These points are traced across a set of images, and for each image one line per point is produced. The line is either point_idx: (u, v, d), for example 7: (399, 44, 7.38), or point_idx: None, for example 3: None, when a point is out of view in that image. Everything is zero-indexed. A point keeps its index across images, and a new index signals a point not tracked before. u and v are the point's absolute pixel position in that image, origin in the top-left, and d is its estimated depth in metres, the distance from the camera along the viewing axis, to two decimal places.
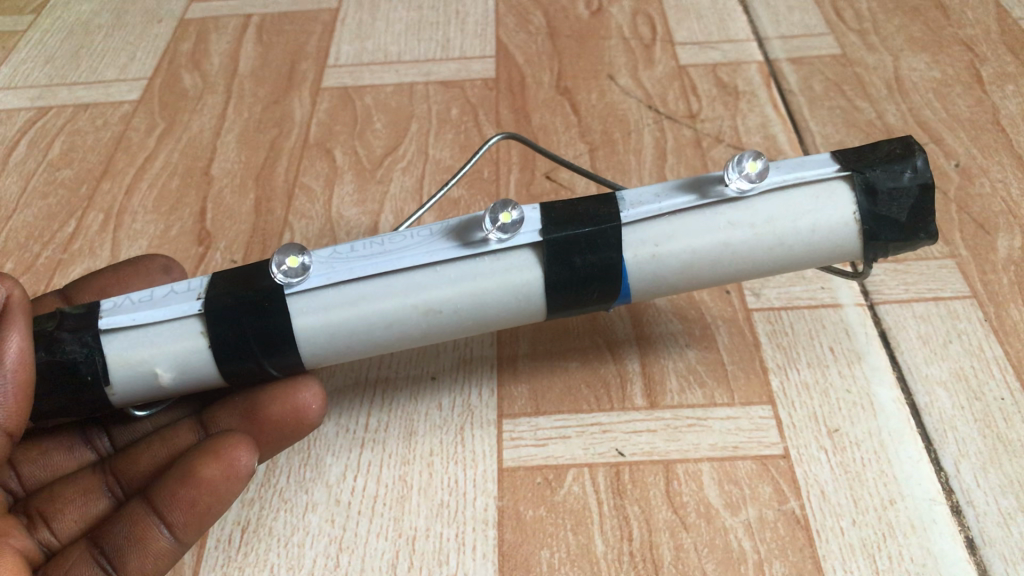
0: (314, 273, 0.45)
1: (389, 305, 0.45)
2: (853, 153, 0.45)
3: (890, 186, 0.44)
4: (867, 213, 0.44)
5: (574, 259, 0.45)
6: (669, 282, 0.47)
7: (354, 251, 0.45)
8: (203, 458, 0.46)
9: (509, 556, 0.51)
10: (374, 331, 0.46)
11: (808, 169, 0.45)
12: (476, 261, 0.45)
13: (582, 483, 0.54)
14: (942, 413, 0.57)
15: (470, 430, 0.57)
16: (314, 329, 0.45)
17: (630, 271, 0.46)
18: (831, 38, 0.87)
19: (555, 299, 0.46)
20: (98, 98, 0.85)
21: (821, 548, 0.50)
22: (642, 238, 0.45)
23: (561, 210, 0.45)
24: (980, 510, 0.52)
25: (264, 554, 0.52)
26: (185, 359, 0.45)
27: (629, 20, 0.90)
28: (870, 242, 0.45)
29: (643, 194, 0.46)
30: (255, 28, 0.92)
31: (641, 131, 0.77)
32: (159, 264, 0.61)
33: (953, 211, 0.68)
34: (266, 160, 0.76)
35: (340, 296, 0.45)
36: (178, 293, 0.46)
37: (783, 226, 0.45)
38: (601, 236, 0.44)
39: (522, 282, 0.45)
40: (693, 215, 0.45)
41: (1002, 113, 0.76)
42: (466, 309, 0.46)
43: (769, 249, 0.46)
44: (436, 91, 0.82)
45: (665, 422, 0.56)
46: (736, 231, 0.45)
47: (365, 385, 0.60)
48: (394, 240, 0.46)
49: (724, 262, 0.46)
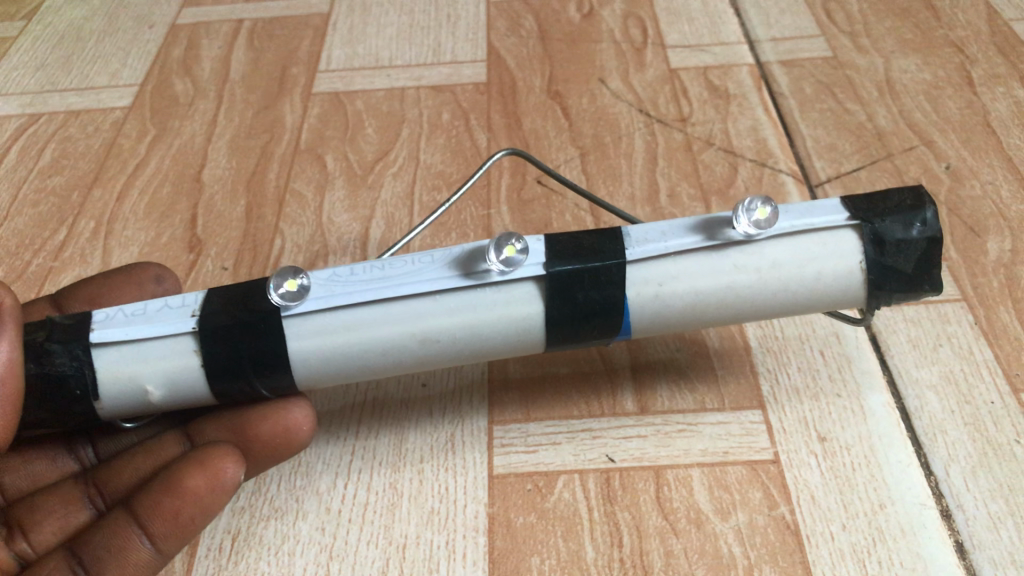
0: (312, 295, 0.45)
1: (388, 333, 0.45)
2: (863, 202, 0.45)
3: (898, 237, 0.44)
4: (873, 263, 0.44)
5: (575, 294, 0.44)
6: (671, 321, 0.47)
7: (354, 274, 0.45)
8: (188, 468, 0.47)
9: (500, 562, 0.51)
10: (371, 356, 0.46)
11: (817, 216, 0.45)
12: (475, 293, 0.45)
13: (572, 490, 0.54)
14: (931, 417, 0.57)
15: (461, 439, 0.57)
16: (313, 353, 0.45)
17: (633, 308, 0.45)
18: (822, 40, 0.87)
19: (554, 333, 0.46)
20: (89, 105, 0.85)
21: (811, 554, 0.50)
22: (646, 278, 0.45)
23: (567, 243, 0.45)
24: (969, 514, 0.52)
25: (254, 563, 0.52)
26: (176, 376, 0.45)
27: (620, 24, 0.90)
28: (875, 291, 0.45)
29: (650, 231, 0.45)
30: (246, 33, 0.92)
31: (632, 135, 0.77)
32: (150, 274, 0.61)
33: (943, 213, 0.68)
34: (257, 166, 0.76)
35: (338, 320, 0.45)
36: (174, 309, 0.45)
37: (789, 272, 0.45)
38: (604, 273, 0.44)
39: (522, 314, 0.45)
40: (700, 256, 0.45)
41: (992, 115, 0.76)
42: (463, 338, 0.46)
43: (773, 294, 0.46)
44: (427, 96, 0.83)
45: (656, 428, 0.56)
46: (741, 274, 0.45)
47: (358, 393, 0.60)
48: (395, 266, 0.45)
49: (727, 304, 0.46)
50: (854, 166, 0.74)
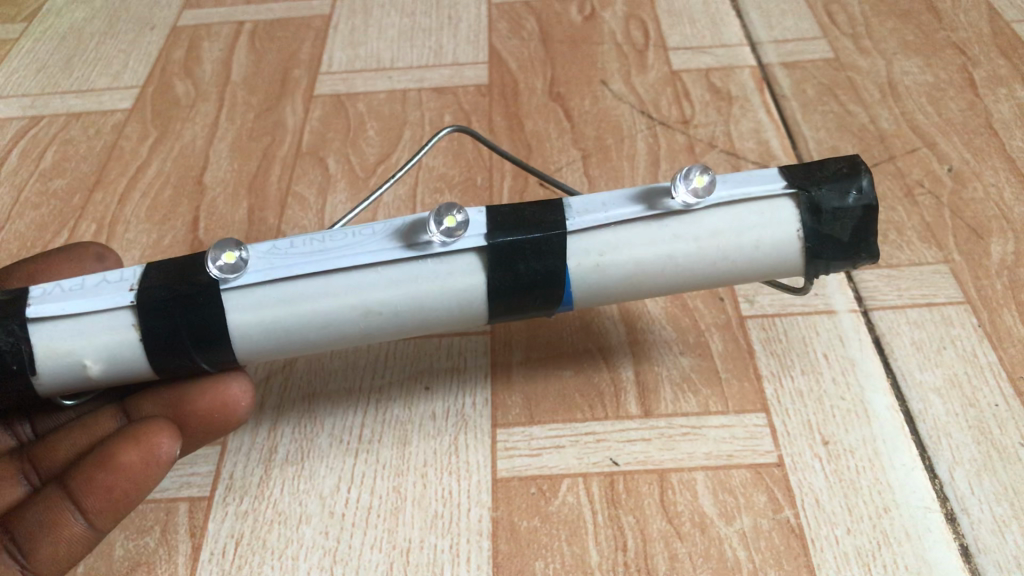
0: (251, 268, 0.42)
1: (328, 305, 0.43)
2: (800, 171, 0.43)
3: (835, 205, 0.42)
4: (810, 232, 0.43)
5: (519, 265, 0.42)
6: (610, 293, 0.45)
7: (293, 248, 0.43)
8: (122, 443, 0.47)
9: (504, 566, 0.51)
10: (312, 330, 0.44)
11: (754, 185, 0.43)
12: (417, 265, 0.43)
13: (577, 493, 0.53)
14: (936, 420, 0.57)
15: (464, 441, 0.57)
16: (247, 327, 0.43)
17: (574, 279, 0.44)
18: (824, 42, 0.87)
19: (496, 305, 0.44)
20: (90, 107, 0.85)
21: (816, 558, 0.50)
22: (586, 248, 0.43)
23: (508, 214, 0.43)
24: (974, 517, 0.52)
25: (258, 567, 0.52)
26: (115, 351, 0.43)
27: (622, 26, 0.90)
28: (813, 260, 0.44)
29: (590, 202, 0.44)
30: (247, 35, 0.92)
31: (635, 137, 0.77)
32: (93, 252, 0.61)
33: (946, 215, 0.68)
34: (259, 169, 0.76)
35: (277, 293, 0.42)
36: (111, 283, 0.43)
37: (726, 241, 0.43)
38: (545, 244, 0.42)
39: (465, 286, 0.43)
40: (642, 226, 0.43)
41: (995, 117, 0.76)
42: (407, 311, 0.44)
43: (711, 264, 0.44)
44: (429, 98, 0.82)
45: (659, 431, 0.56)
46: (680, 243, 0.43)
47: (361, 395, 0.60)
48: (336, 237, 0.43)
49: (667, 275, 0.44)
50: None
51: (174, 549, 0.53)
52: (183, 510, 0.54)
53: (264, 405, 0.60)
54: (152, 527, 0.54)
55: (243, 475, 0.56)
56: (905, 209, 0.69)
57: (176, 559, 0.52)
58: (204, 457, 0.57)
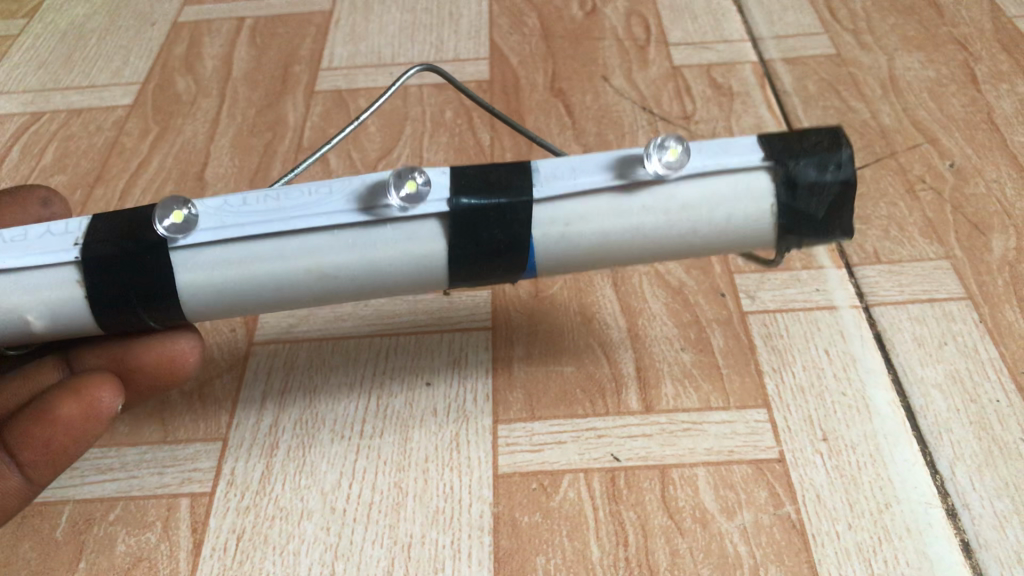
0: (201, 226, 0.41)
1: (282, 268, 0.41)
2: (779, 140, 0.41)
3: (812, 179, 0.40)
4: (785, 206, 0.41)
5: (482, 232, 0.41)
6: (577, 261, 0.43)
7: (246, 204, 0.41)
8: (62, 396, 0.47)
9: (505, 562, 0.51)
10: (265, 291, 0.42)
11: (730, 155, 0.41)
12: (375, 230, 0.41)
13: (577, 489, 0.54)
14: (938, 416, 0.57)
15: (465, 436, 0.57)
16: (198, 286, 0.41)
17: (539, 247, 0.42)
18: (826, 38, 0.86)
19: (458, 270, 0.42)
20: (91, 103, 0.84)
21: (817, 553, 0.50)
22: (552, 217, 0.41)
23: (474, 176, 0.41)
24: (975, 513, 0.52)
25: (259, 563, 0.52)
26: (58, 308, 0.42)
27: (623, 21, 0.90)
28: (785, 235, 0.42)
29: (559, 166, 0.41)
30: (248, 31, 0.92)
31: (636, 133, 0.77)
32: (39, 196, 0.60)
33: (947, 211, 0.68)
34: (260, 165, 0.76)
35: (229, 254, 0.41)
36: (55, 236, 0.41)
37: (697, 215, 0.41)
38: (509, 211, 0.40)
39: (424, 252, 0.41)
40: (610, 196, 0.41)
41: (997, 112, 0.76)
42: (363, 276, 0.42)
43: (680, 236, 0.42)
44: (430, 94, 0.82)
45: (660, 427, 0.56)
46: (649, 215, 0.41)
47: (362, 391, 0.60)
48: (290, 196, 0.41)
49: (634, 246, 0.42)
50: (858, 164, 0.73)
51: (175, 544, 0.53)
52: (185, 505, 0.55)
53: (266, 400, 0.60)
54: (153, 522, 0.54)
55: (244, 470, 0.56)
56: (906, 205, 0.69)
57: (178, 554, 0.52)
58: (205, 453, 0.57)
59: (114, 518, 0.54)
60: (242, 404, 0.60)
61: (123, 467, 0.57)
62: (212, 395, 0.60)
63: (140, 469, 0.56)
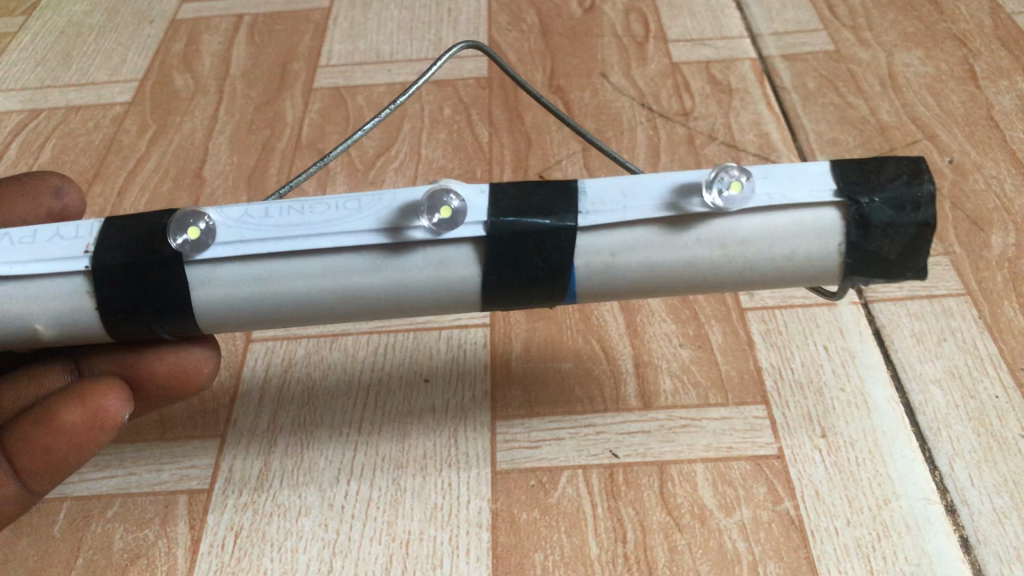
0: (218, 240, 0.38)
1: (304, 287, 0.38)
2: (854, 170, 0.36)
3: (886, 219, 0.36)
4: (855, 245, 0.37)
5: (519, 259, 0.37)
6: (623, 290, 0.40)
7: (266, 216, 0.38)
8: (67, 402, 0.46)
9: (503, 559, 0.51)
10: (286, 309, 0.39)
11: (797, 188, 0.36)
12: (403, 254, 0.38)
13: (576, 485, 0.53)
14: (936, 412, 0.56)
15: (464, 433, 0.57)
16: (216, 303, 0.39)
17: (582, 276, 0.39)
18: (825, 34, 0.86)
19: (490, 296, 0.39)
20: (89, 100, 0.84)
21: (816, 549, 0.50)
22: (597, 246, 0.37)
23: (512, 197, 0.37)
24: (974, 509, 0.52)
25: (258, 560, 0.52)
26: (68, 317, 0.39)
27: (622, 18, 0.90)
28: (850, 273, 0.38)
29: (609, 189, 0.37)
30: (246, 28, 0.91)
31: (635, 129, 0.77)
32: (49, 185, 0.59)
33: (947, 208, 0.68)
34: (258, 162, 0.76)
35: (247, 272, 0.38)
36: (65, 239, 0.39)
37: (756, 251, 0.37)
38: (547, 237, 0.37)
39: (454, 277, 0.38)
40: (660, 227, 0.37)
41: (996, 108, 0.76)
42: (390, 297, 0.39)
43: (736, 271, 0.38)
44: (428, 91, 0.82)
45: (659, 423, 0.56)
46: (704, 249, 0.37)
47: (362, 390, 0.60)
48: (315, 210, 0.38)
49: (686, 278, 0.39)
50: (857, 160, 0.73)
51: (173, 541, 0.53)
52: (183, 502, 0.54)
53: (265, 396, 0.60)
54: (151, 519, 0.54)
55: (242, 467, 0.56)
56: None
57: (175, 551, 0.52)
58: (204, 450, 0.57)
59: (112, 515, 0.54)
60: (241, 401, 0.60)
61: (121, 464, 0.57)
62: (210, 392, 0.60)
63: (138, 466, 0.56)
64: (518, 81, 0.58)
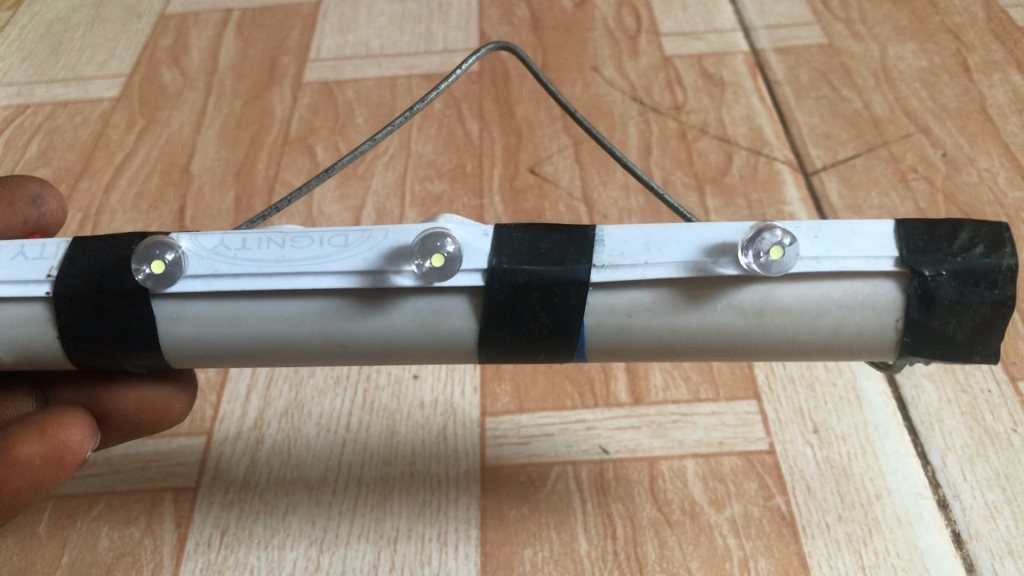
0: (187, 272, 0.31)
1: (280, 329, 0.32)
2: (923, 231, 0.29)
3: (953, 298, 0.28)
4: (913, 324, 0.29)
5: (520, 314, 0.31)
6: (640, 355, 0.33)
7: (243, 248, 0.31)
8: (25, 434, 0.40)
9: (491, 555, 0.50)
10: (257, 352, 0.34)
11: (851, 252, 0.29)
12: (394, 300, 0.32)
13: (565, 482, 0.53)
14: (928, 406, 0.56)
15: (453, 429, 0.56)
16: (182, 342, 0.33)
17: (591, 337, 0.32)
18: (817, 27, 0.86)
19: (491, 355, 0.33)
20: (76, 96, 0.84)
21: (807, 545, 0.50)
22: (610, 306, 0.31)
23: (520, 242, 0.31)
24: (966, 504, 0.52)
25: (244, 558, 0.51)
26: (25, 345, 0.33)
27: (614, 11, 0.89)
28: (907, 355, 0.30)
29: (631, 238, 0.30)
30: (235, 23, 0.91)
31: (626, 123, 0.77)
32: (28, 193, 0.55)
33: (940, 202, 0.68)
34: (247, 157, 0.76)
35: (218, 312, 0.32)
36: (25, 262, 0.33)
37: (798, 322, 0.30)
38: (557, 290, 0.30)
39: (450, 332, 0.32)
40: (686, 286, 0.30)
41: (989, 101, 0.76)
42: (378, 347, 0.33)
43: (773, 342, 0.31)
44: (419, 85, 0.82)
45: (649, 418, 0.56)
46: (736, 316, 0.31)
47: (351, 390, 0.59)
48: (298, 244, 0.31)
49: (716, 347, 0.32)
50: (850, 154, 0.73)
51: (159, 539, 0.52)
52: (169, 500, 0.54)
53: (252, 392, 0.59)
54: (137, 517, 0.53)
55: (229, 466, 0.55)
56: (897, 196, 0.69)
57: (161, 549, 0.52)
58: (190, 448, 0.57)
59: (97, 513, 0.53)
60: (227, 398, 0.59)
61: (107, 462, 0.56)
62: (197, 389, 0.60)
63: (123, 466, 0.56)
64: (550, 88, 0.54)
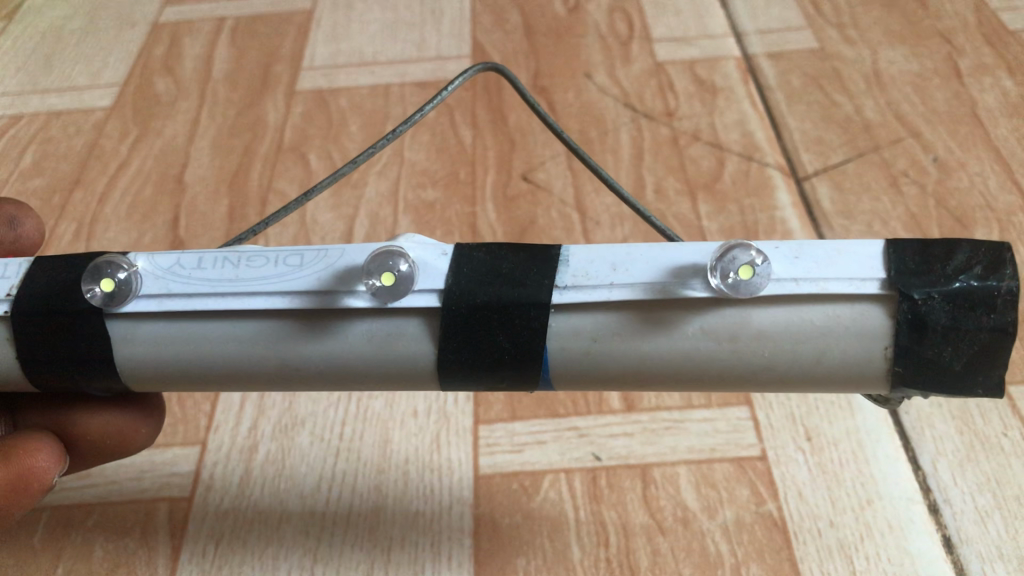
0: (140, 290, 0.31)
1: (233, 351, 0.32)
2: (915, 253, 0.27)
3: (946, 324, 0.27)
4: (904, 351, 0.27)
5: (480, 338, 0.30)
6: (614, 383, 0.32)
7: (198, 268, 0.31)
8: None
9: (485, 563, 0.51)
10: (215, 378, 0.33)
11: (832, 272, 0.28)
12: (347, 321, 0.31)
13: (558, 489, 0.53)
14: (919, 411, 0.56)
15: (446, 438, 0.57)
16: (137, 365, 0.32)
17: (557, 363, 0.31)
18: (809, 32, 0.86)
19: (453, 384, 0.32)
20: (70, 106, 0.84)
21: (798, 551, 0.50)
22: (572, 329, 0.30)
23: (480, 262, 0.30)
24: (957, 509, 0.52)
25: (238, 568, 0.51)
26: None
27: (606, 17, 0.89)
28: (900, 386, 0.29)
29: (597, 259, 0.30)
30: (228, 31, 0.91)
31: (618, 130, 0.77)
32: (4, 215, 0.53)
33: (931, 206, 0.68)
34: (240, 166, 0.76)
35: (171, 332, 0.32)
36: None
37: (774, 350, 0.29)
38: (516, 312, 0.29)
39: (406, 358, 0.31)
40: (652, 309, 0.29)
41: (979, 105, 0.76)
42: (334, 372, 0.32)
43: (753, 372, 0.30)
44: (412, 93, 0.82)
45: (642, 425, 0.56)
46: (707, 341, 0.29)
47: (343, 398, 0.59)
48: (253, 264, 0.31)
49: (690, 374, 0.31)
50: (841, 159, 0.73)
51: (153, 550, 0.52)
52: (163, 511, 0.54)
53: (246, 401, 0.59)
54: (132, 528, 0.53)
55: (223, 476, 0.56)
56: (888, 200, 0.69)
57: (156, 560, 0.52)
58: (183, 458, 0.57)
59: (92, 524, 0.54)
60: (221, 407, 0.59)
61: (101, 472, 0.56)
62: (191, 398, 0.60)
63: (118, 476, 0.56)
64: (529, 99, 0.52)
